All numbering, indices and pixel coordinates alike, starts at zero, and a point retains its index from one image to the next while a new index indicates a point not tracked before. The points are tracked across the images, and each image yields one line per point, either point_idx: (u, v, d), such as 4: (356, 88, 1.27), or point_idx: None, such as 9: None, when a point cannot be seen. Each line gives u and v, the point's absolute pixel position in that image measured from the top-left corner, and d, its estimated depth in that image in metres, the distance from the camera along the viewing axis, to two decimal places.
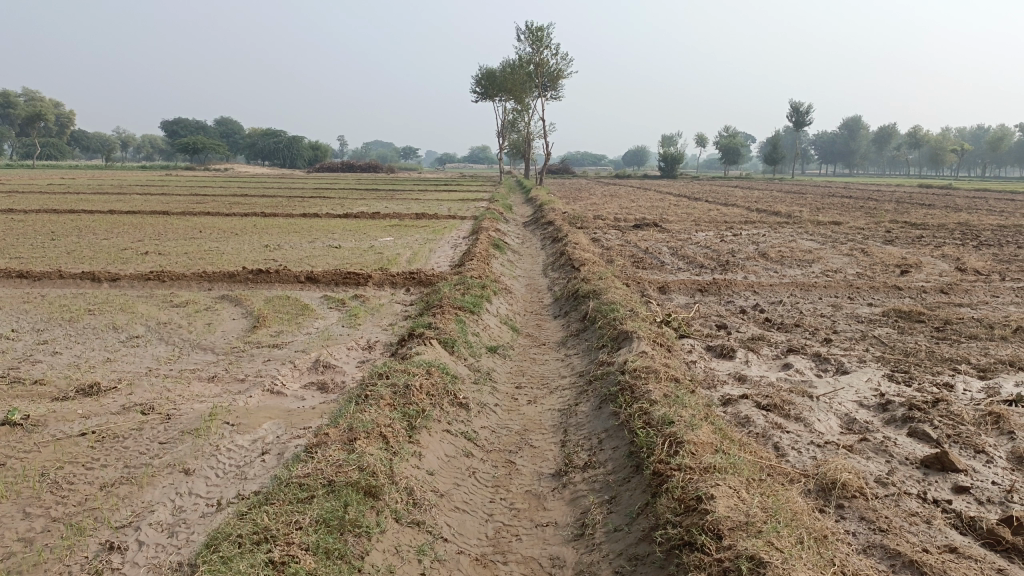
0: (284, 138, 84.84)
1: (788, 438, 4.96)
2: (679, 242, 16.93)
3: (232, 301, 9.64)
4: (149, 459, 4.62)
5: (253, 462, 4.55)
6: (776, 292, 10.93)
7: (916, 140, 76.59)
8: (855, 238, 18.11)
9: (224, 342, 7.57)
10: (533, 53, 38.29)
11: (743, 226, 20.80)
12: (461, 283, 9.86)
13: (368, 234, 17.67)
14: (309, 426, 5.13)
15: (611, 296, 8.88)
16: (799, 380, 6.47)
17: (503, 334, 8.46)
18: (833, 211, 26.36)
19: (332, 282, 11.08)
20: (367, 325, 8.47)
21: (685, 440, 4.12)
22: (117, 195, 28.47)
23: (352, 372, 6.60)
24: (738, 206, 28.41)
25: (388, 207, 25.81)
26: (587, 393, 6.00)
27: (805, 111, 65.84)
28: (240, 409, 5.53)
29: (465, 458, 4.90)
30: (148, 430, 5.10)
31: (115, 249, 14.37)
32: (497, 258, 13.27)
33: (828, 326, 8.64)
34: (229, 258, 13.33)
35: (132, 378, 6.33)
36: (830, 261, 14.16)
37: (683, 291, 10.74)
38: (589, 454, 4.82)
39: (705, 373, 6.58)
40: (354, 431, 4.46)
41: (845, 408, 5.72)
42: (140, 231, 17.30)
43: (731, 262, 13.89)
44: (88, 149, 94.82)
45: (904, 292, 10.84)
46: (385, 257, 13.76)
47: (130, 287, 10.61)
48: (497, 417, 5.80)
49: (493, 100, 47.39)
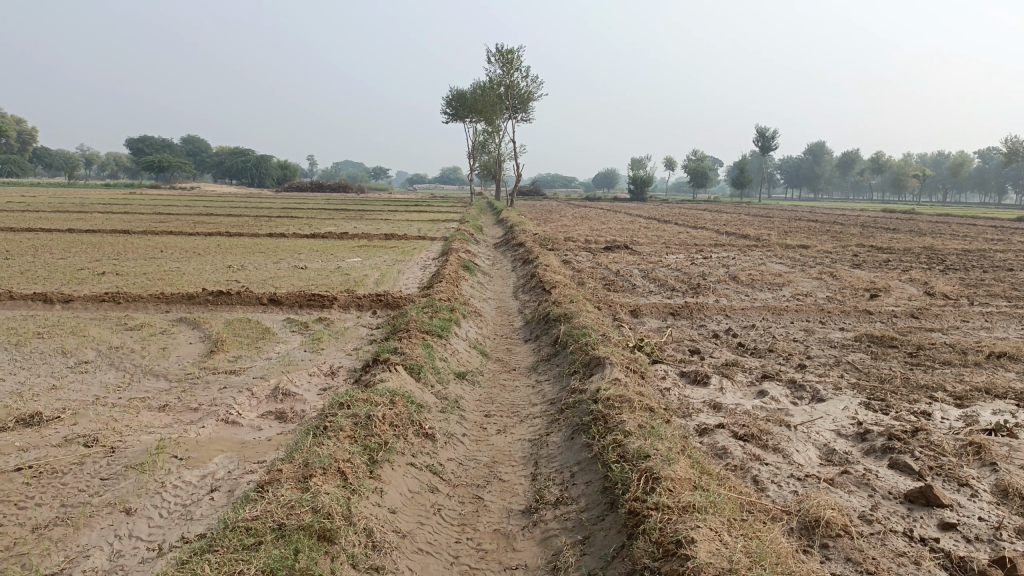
0: (253, 158, 84.07)
1: (767, 471, 4.77)
2: (650, 265, 16.84)
3: (190, 324, 9.28)
4: (88, 497, 4.27)
5: (202, 501, 4.23)
6: (749, 315, 10.83)
7: (878, 166, 78.01)
8: (823, 261, 18.19)
9: (179, 368, 7.22)
10: (504, 75, 38.39)
11: (713, 249, 20.81)
12: (429, 306, 9.59)
13: (336, 254, 17.34)
14: (264, 460, 4.82)
15: (583, 320, 8.68)
16: (775, 408, 6.30)
17: (472, 359, 8.20)
18: (800, 233, 26.60)
19: (295, 304, 10.75)
20: (331, 350, 8.16)
21: (662, 475, 3.90)
22: (76, 214, 27.76)
23: (313, 401, 6.31)
24: (707, 228, 28.58)
25: (357, 227, 25.47)
26: (559, 423, 5.78)
27: (771, 136, 66.86)
28: (191, 441, 5.20)
29: (430, 494, 4.63)
30: (89, 465, 4.75)
31: (70, 268, 13.87)
32: (466, 280, 13.05)
33: (802, 351, 8.52)
34: (190, 278, 12.93)
35: (77, 406, 5.96)
36: (801, 284, 14.15)
37: (655, 315, 10.59)
38: (561, 489, 4.59)
39: (680, 400, 6.39)
40: (310, 467, 4.18)
41: (824, 438, 5.55)
42: (98, 251, 16.76)
43: (702, 285, 13.80)
44: (50, 166, 93.01)
45: (875, 316, 10.81)
46: (352, 278, 13.46)
47: (83, 308, 10.18)
48: (465, 448, 5.54)
49: (464, 121, 47.39)
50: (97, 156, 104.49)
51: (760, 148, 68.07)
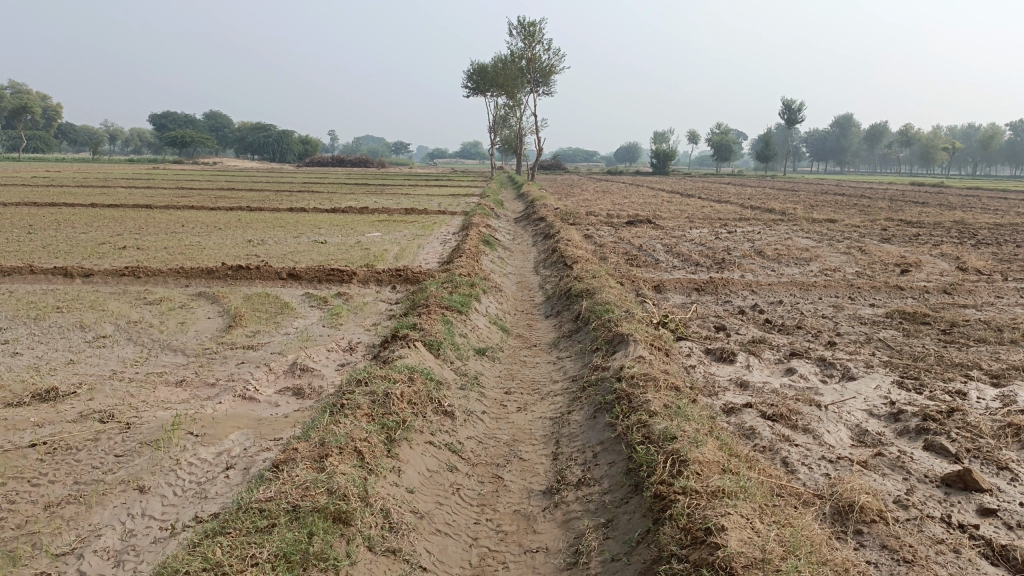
0: (274, 133, 84.16)
1: (797, 453, 4.60)
2: (673, 239, 16.56)
3: (209, 298, 9.22)
4: (102, 474, 4.21)
5: (216, 479, 4.16)
6: (775, 291, 10.58)
7: (907, 139, 76.24)
8: (850, 236, 17.80)
9: (197, 343, 7.15)
10: (525, 48, 37.83)
11: (738, 224, 20.44)
12: (449, 281, 9.47)
13: (356, 229, 17.24)
14: (280, 437, 4.73)
15: (605, 296, 8.50)
16: (804, 387, 6.11)
17: (492, 335, 8.07)
18: (826, 207, 26.07)
19: (314, 279, 10.67)
20: (349, 325, 8.07)
21: (690, 458, 3.75)
22: (100, 188, 27.87)
23: (331, 377, 6.23)
24: (731, 203, 28.15)
25: (377, 202, 25.35)
26: (580, 401, 5.63)
27: (798, 109, 65.72)
28: (207, 417, 5.12)
29: (449, 473, 4.52)
30: (104, 441, 4.68)
31: (92, 243, 13.90)
32: (487, 255, 12.90)
33: (831, 328, 8.30)
34: (210, 253, 12.90)
35: (94, 382, 5.91)
36: (828, 260, 13.83)
37: (678, 291, 10.39)
38: (583, 470, 4.45)
39: (705, 378, 6.22)
40: (326, 446, 4.07)
41: (856, 418, 5.36)
42: (120, 225, 16.78)
43: (727, 260, 13.55)
44: (75, 142, 93.76)
45: (906, 292, 10.52)
46: (371, 253, 13.36)
47: (104, 283, 10.18)
48: (484, 426, 5.41)
49: (485, 94, 46.93)
50: (120, 131, 105.06)
51: (786, 120, 66.87)
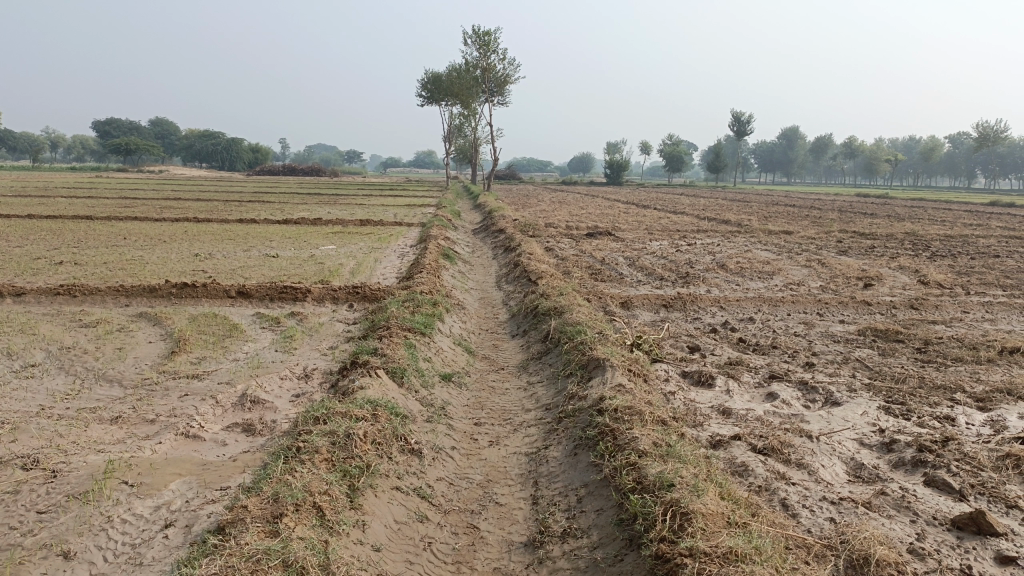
0: (223, 141, 82.30)
1: (795, 493, 4.27)
2: (635, 252, 16.32)
3: (150, 320, 8.59)
4: (19, 537, 3.64)
5: (154, 541, 3.63)
6: (744, 307, 10.36)
7: (852, 151, 77.97)
8: (809, 248, 17.85)
9: (135, 372, 6.55)
10: (480, 57, 37.53)
11: (697, 235, 20.37)
12: (410, 299, 9.02)
13: (309, 242, 16.63)
14: (229, 487, 4.22)
15: (576, 315, 8.14)
16: (788, 414, 5.81)
17: (458, 358, 7.63)
18: (780, 219, 26.24)
19: (266, 296, 10.09)
20: (304, 349, 7.54)
21: (692, 510, 3.41)
22: (37, 198, 26.66)
23: (285, 410, 5.73)
24: (687, 213, 28.20)
25: (330, 212, 24.73)
26: (557, 435, 5.24)
27: (746, 120, 66.56)
28: (144, 462, 4.58)
29: (420, 524, 4.07)
30: (25, 494, 4.10)
31: (25, 258, 13.05)
32: (447, 270, 12.49)
33: (805, 347, 8.06)
34: (153, 269, 12.21)
35: (18, 419, 5.29)
36: (791, 273, 13.72)
37: (647, 307, 10.11)
38: (568, 518, 4.05)
39: (686, 407, 5.88)
40: (280, 502, 3.57)
41: (848, 450, 5.06)
42: (57, 239, 15.84)
43: (691, 274, 13.34)
44: (15, 148, 90.71)
45: (873, 307, 10.40)
46: (326, 268, 12.82)
47: (36, 302, 9.47)
48: (455, 465, 4.96)
49: (440, 103, 46.56)
50: (61, 138, 101.79)
51: (736, 132, 67.81)
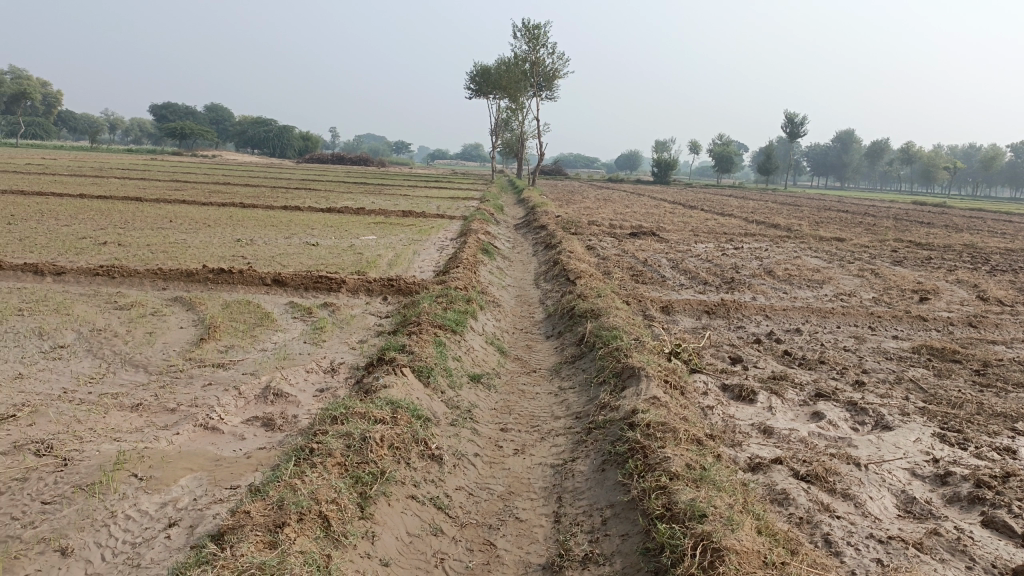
0: (275, 128, 83.41)
1: (840, 528, 3.95)
2: (679, 254, 15.91)
3: (184, 305, 8.54)
4: (20, 529, 3.53)
5: (155, 541, 3.48)
6: (791, 317, 9.94)
7: (909, 158, 75.53)
8: (861, 257, 17.20)
9: (162, 358, 6.47)
10: (530, 51, 37.22)
11: (744, 239, 19.82)
12: (444, 295, 8.81)
13: (350, 231, 16.58)
14: (239, 486, 4.08)
15: (613, 318, 7.86)
16: (835, 436, 5.45)
17: (489, 358, 7.40)
18: (832, 225, 25.47)
19: (301, 285, 10.00)
20: (333, 342, 7.38)
21: (725, 547, 3.15)
22: (92, 177, 27.29)
23: (308, 405, 5.57)
24: (735, 216, 27.55)
25: (374, 203, 24.74)
26: (586, 447, 4.98)
27: (801, 123, 64.97)
28: (157, 454, 4.45)
29: (434, 538, 3.86)
30: (32, 482, 3.99)
31: (71, 237, 13.22)
32: (485, 265, 12.29)
33: (855, 363, 7.65)
34: (193, 252, 12.24)
35: (38, 402, 5.23)
36: (842, 283, 13.19)
37: (688, 313, 9.77)
38: (591, 541, 3.80)
39: (724, 423, 5.57)
40: (285, 511, 3.40)
41: (899, 481, 4.69)
42: (105, 219, 16.03)
43: (737, 279, 12.92)
44: (76, 127, 93.41)
45: (929, 323, 9.88)
46: (364, 258, 12.72)
47: (75, 282, 9.51)
48: (476, 473, 4.73)
49: (488, 96, 46.41)
50: (121, 121, 104.41)
51: (789, 134, 66.30)
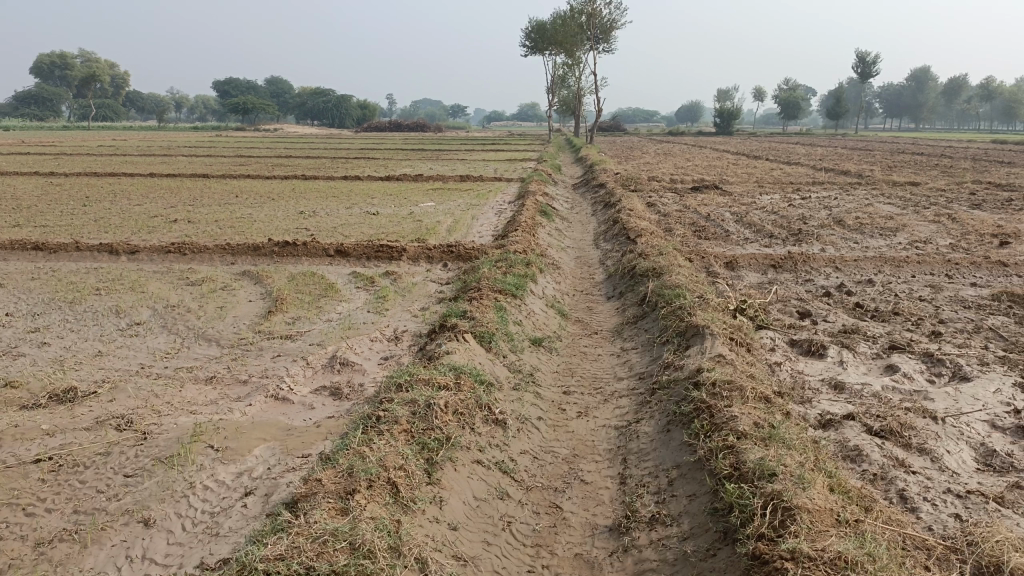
0: (332, 99, 84.22)
1: (916, 484, 3.82)
2: (743, 207, 15.49)
3: (251, 278, 8.77)
4: (106, 502, 3.71)
5: (232, 509, 3.61)
6: (862, 268, 9.59)
7: (989, 93, 71.43)
8: (938, 201, 16.44)
9: (233, 331, 6.67)
10: (585, 3, 36.36)
11: (812, 188, 19.17)
12: (503, 259, 8.80)
13: (410, 198, 16.69)
14: (310, 454, 4.19)
15: (675, 276, 7.72)
16: (911, 390, 5.26)
17: (550, 321, 7.39)
18: (906, 169, 24.39)
19: (363, 255, 10.14)
20: (395, 311, 7.48)
21: (796, 506, 3.09)
22: (162, 156, 28.15)
23: (373, 373, 5.67)
24: (802, 165, 26.63)
25: (433, 169, 24.82)
26: (651, 408, 4.93)
27: (871, 62, 62.04)
28: (231, 426, 4.60)
29: (500, 501, 3.90)
30: (116, 456, 4.19)
31: (144, 216, 13.68)
32: (544, 227, 12.22)
33: (931, 313, 7.34)
34: (259, 226, 12.53)
35: (119, 378, 5.46)
36: (917, 229, 12.64)
37: (753, 268, 9.53)
38: (657, 502, 3.78)
39: (793, 380, 5.44)
40: (354, 478, 3.48)
41: (980, 434, 4.50)
42: (174, 197, 16.53)
43: (804, 230, 12.52)
44: (144, 108, 96.24)
45: (1012, 268, 9.40)
46: (424, 225, 12.80)
47: (149, 260, 9.86)
48: (541, 437, 4.75)
49: (543, 54, 45.72)
50: (185, 100, 107.04)
51: (858, 76, 63.44)
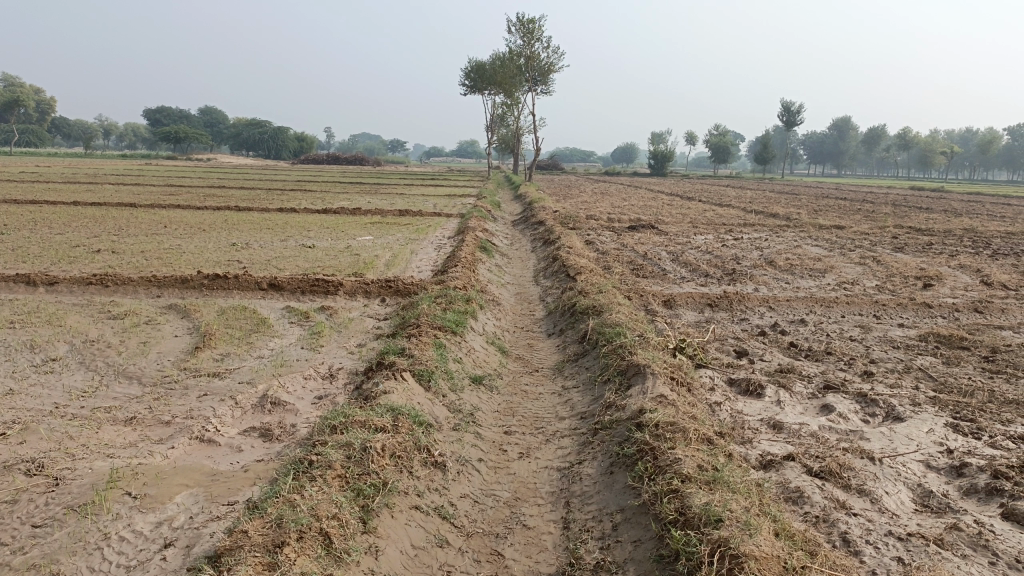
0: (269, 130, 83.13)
1: (858, 527, 3.82)
2: (679, 247, 15.76)
3: (179, 312, 8.40)
4: (8, 555, 3.40)
5: (150, 563, 3.35)
6: (794, 308, 9.81)
7: (906, 142, 75.28)
8: (862, 244, 17.06)
9: (156, 368, 6.34)
10: (524, 45, 36.96)
11: (744, 229, 19.69)
12: (443, 295, 8.67)
13: (347, 232, 16.43)
14: (237, 501, 3.95)
15: (615, 314, 7.73)
16: (847, 430, 5.32)
17: (490, 358, 7.27)
18: (831, 212, 25.34)
19: (297, 289, 9.86)
20: (331, 347, 7.25)
21: (743, 553, 3.03)
22: (87, 184, 27.11)
23: (307, 413, 5.44)
24: (733, 206, 27.36)
25: (371, 202, 24.58)
26: (593, 449, 4.85)
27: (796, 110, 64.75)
28: (152, 471, 4.31)
29: (439, 549, 3.73)
30: (23, 504, 3.86)
31: (65, 246, 13.07)
32: (484, 264, 12.16)
33: (862, 353, 7.52)
34: (188, 258, 12.09)
35: (29, 419, 5.09)
36: (844, 271, 13.05)
37: (691, 307, 9.64)
38: (602, 548, 3.68)
39: (733, 420, 5.44)
40: (284, 529, 3.28)
41: (915, 474, 4.56)
42: (98, 227, 15.87)
43: (738, 270, 12.79)
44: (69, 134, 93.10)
45: (934, 310, 9.75)
46: (361, 260, 12.58)
47: (68, 292, 9.36)
48: (481, 479, 4.60)
49: (482, 92, 46.19)
50: (114, 127, 104.03)
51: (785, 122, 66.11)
